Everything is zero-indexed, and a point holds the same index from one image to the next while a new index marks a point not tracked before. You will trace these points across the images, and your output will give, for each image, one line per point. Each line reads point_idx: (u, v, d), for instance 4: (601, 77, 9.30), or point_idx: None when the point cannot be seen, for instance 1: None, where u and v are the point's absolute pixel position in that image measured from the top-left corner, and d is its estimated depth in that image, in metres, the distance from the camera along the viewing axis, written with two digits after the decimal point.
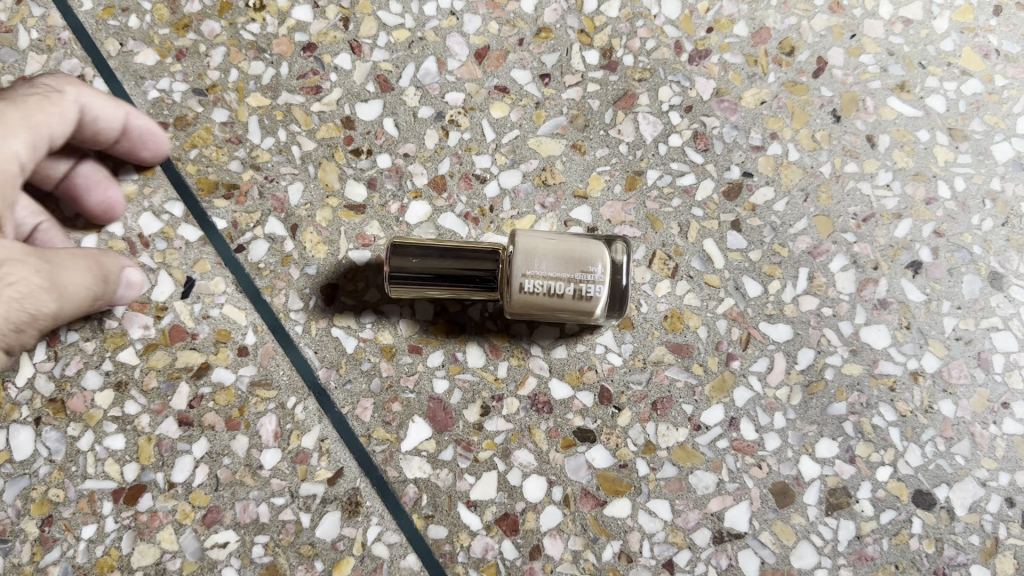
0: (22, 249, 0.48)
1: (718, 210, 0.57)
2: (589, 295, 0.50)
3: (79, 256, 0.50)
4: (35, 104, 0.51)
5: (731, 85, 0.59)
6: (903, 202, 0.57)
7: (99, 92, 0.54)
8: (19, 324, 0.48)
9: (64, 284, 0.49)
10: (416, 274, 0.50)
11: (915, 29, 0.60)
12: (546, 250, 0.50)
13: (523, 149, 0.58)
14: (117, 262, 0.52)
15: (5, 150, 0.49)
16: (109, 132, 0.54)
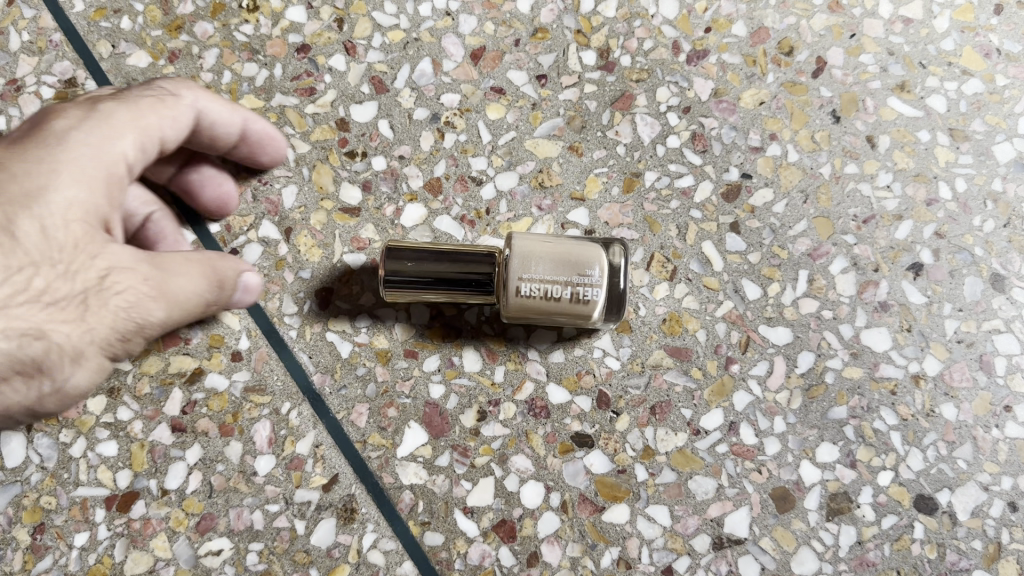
0: (134, 255, 0.45)
1: (716, 212, 0.56)
2: (587, 298, 0.49)
3: (192, 260, 0.47)
4: (147, 105, 0.49)
5: (730, 86, 0.58)
6: (903, 203, 0.57)
7: (216, 96, 0.53)
8: (128, 333, 0.46)
9: (173, 292, 0.46)
10: (411, 277, 0.49)
11: (915, 28, 0.60)
12: (543, 253, 0.49)
13: (519, 151, 0.57)
14: (235, 266, 0.49)
15: (116, 152, 0.46)
16: (226, 135, 0.53)
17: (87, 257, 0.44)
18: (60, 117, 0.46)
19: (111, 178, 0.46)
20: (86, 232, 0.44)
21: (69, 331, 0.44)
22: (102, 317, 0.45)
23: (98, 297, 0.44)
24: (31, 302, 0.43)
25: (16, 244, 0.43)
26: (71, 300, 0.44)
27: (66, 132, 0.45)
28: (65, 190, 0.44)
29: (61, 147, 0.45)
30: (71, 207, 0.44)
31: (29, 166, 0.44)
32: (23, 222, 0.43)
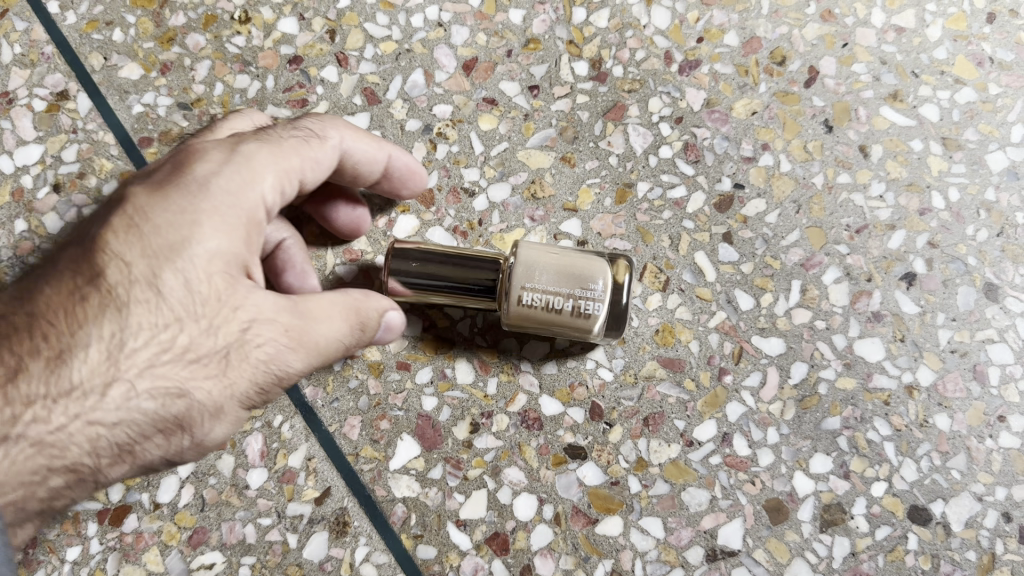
0: (276, 304, 0.44)
1: (709, 222, 0.56)
2: (588, 313, 0.49)
3: (337, 304, 0.46)
4: (291, 146, 0.47)
5: (722, 96, 0.58)
6: (896, 213, 0.57)
7: (363, 133, 0.52)
8: (268, 385, 0.44)
9: (316, 341, 0.45)
10: (413, 278, 0.50)
11: (908, 37, 0.60)
12: (548, 263, 0.49)
13: (512, 162, 0.57)
14: (380, 304, 0.48)
15: (257, 197, 0.45)
16: (371, 173, 0.53)
17: (231, 310, 0.43)
18: (202, 161, 0.44)
19: (253, 224, 0.44)
20: (228, 284, 0.43)
21: (211, 387, 0.43)
22: (242, 372, 0.43)
23: (240, 351, 0.43)
24: (176, 360, 0.42)
25: (160, 300, 0.42)
26: (214, 356, 0.43)
27: (207, 178, 0.44)
28: (208, 242, 0.42)
29: (203, 195, 0.43)
30: (213, 259, 0.43)
31: (171, 216, 0.42)
32: (166, 278, 0.42)
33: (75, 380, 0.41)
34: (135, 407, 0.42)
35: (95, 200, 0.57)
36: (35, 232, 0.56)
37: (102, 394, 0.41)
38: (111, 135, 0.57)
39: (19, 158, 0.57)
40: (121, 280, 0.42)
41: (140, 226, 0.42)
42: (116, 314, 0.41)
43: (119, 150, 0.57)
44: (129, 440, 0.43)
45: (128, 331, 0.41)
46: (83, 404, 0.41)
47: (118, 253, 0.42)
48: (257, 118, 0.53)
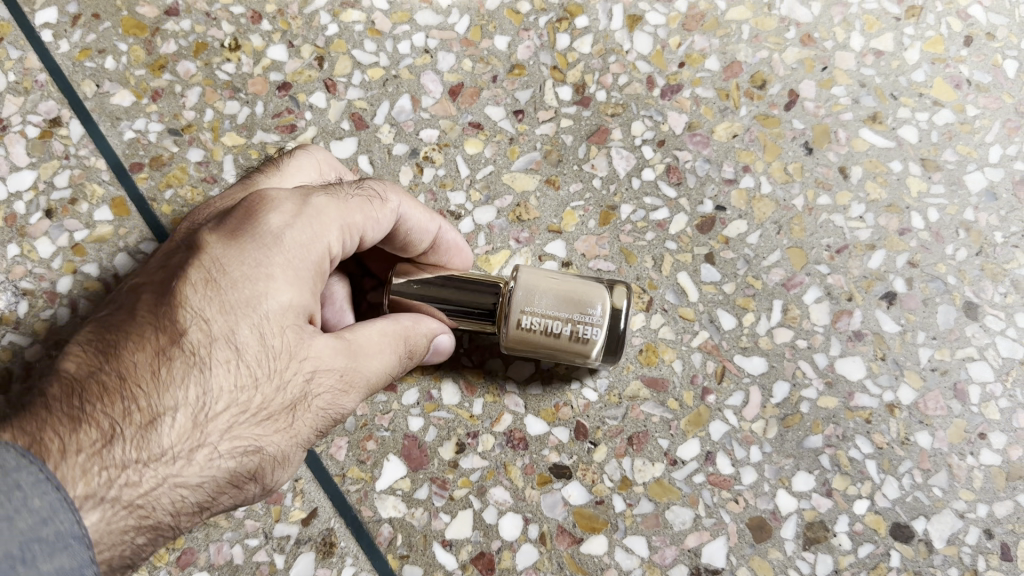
0: (337, 352, 0.44)
1: (691, 243, 0.57)
2: (586, 337, 0.49)
3: (385, 335, 0.47)
4: (357, 205, 0.47)
5: (703, 119, 0.59)
6: (876, 233, 0.58)
7: (417, 201, 0.51)
8: (326, 428, 0.45)
9: (369, 381, 0.46)
10: (414, 300, 0.50)
11: (886, 60, 0.61)
12: (547, 288, 0.49)
13: (497, 185, 0.58)
14: (429, 328, 0.49)
15: (324, 248, 0.45)
16: (420, 242, 0.52)
17: (300, 361, 0.43)
18: (274, 211, 0.44)
19: (319, 273, 0.45)
20: (299, 335, 0.43)
21: (280, 438, 0.43)
22: (307, 419, 0.44)
23: (306, 400, 0.43)
24: (254, 416, 0.42)
25: (240, 357, 0.41)
26: (284, 408, 0.43)
27: (281, 230, 0.44)
28: (281, 296, 0.43)
29: (277, 248, 0.43)
30: (286, 312, 0.43)
31: (247, 270, 0.42)
32: (243, 333, 0.42)
33: (164, 444, 0.40)
34: (218, 466, 0.41)
35: (87, 225, 0.57)
36: (28, 256, 0.57)
37: (189, 457, 0.40)
38: (102, 161, 0.58)
39: (12, 184, 0.58)
40: (203, 339, 0.41)
41: (220, 281, 0.42)
42: (201, 373, 0.40)
43: (110, 176, 0.58)
44: (207, 499, 0.42)
45: (212, 390, 0.41)
46: (170, 468, 0.40)
47: (198, 310, 0.41)
48: (321, 156, 0.55)
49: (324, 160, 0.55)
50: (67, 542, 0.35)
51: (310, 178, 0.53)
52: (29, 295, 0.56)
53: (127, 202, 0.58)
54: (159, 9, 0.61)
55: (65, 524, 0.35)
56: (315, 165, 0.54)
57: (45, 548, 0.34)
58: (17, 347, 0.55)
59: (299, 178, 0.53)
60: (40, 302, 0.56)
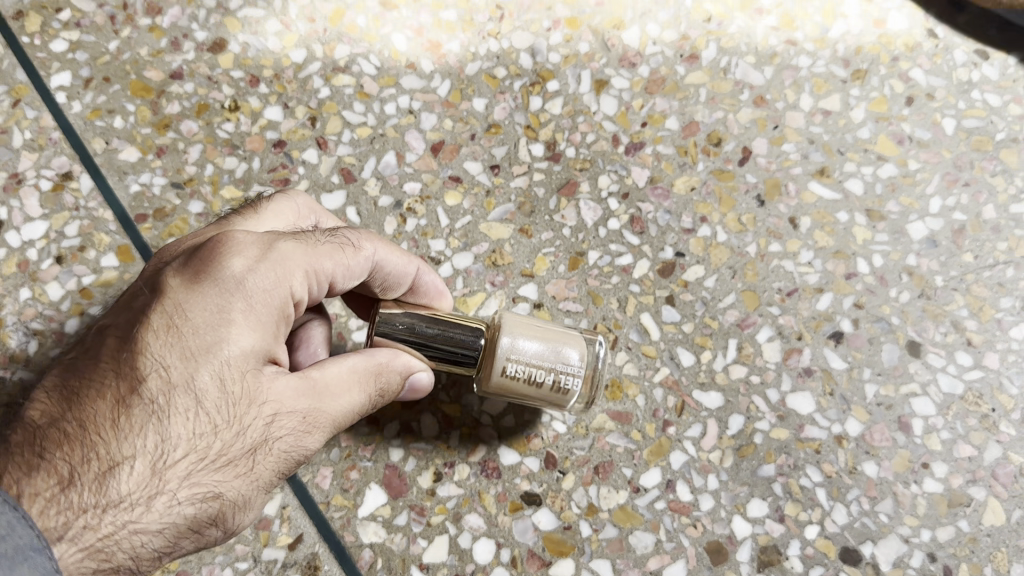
0: (299, 394, 0.45)
1: (653, 286, 0.61)
2: (565, 387, 0.53)
3: (355, 372, 0.48)
4: (325, 250, 0.49)
5: (664, 173, 0.65)
6: (824, 277, 0.62)
7: (394, 246, 0.54)
8: (287, 469, 0.46)
9: (332, 421, 0.47)
10: (399, 341, 0.51)
11: (834, 119, 0.68)
12: (532, 338, 0.53)
13: (474, 234, 0.63)
14: (405, 364, 0.51)
15: (287, 291, 0.46)
16: (400, 284, 0.55)
17: (260, 406, 0.44)
18: (236, 255, 0.45)
19: (281, 315, 0.46)
20: (259, 379, 0.44)
21: (241, 483, 0.44)
22: (267, 463, 0.45)
23: (266, 444, 0.44)
24: (213, 462, 0.42)
25: (200, 404, 0.42)
26: (245, 453, 0.44)
27: (243, 275, 0.45)
28: (241, 341, 0.44)
29: (238, 293, 0.44)
30: (247, 356, 0.44)
31: (207, 315, 0.43)
32: (203, 379, 0.42)
33: (121, 492, 0.40)
34: (177, 513, 0.42)
35: (94, 270, 0.62)
36: (38, 299, 0.61)
37: (148, 505, 0.41)
38: (110, 212, 0.63)
39: (25, 233, 0.63)
40: (162, 386, 0.42)
41: (179, 326, 0.43)
42: (159, 421, 0.41)
43: (117, 225, 0.63)
44: (167, 545, 0.42)
45: (170, 435, 0.41)
46: (129, 515, 0.40)
47: (158, 356, 0.42)
48: (301, 202, 0.57)
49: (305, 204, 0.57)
50: (27, 554, 0.35)
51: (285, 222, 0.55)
52: (40, 335, 0.61)
53: (132, 250, 0.63)
54: (164, 74, 0.68)
55: (23, 538, 0.35)
56: (292, 210, 0.56)
57: (5, 561, 0.34)
58: (26, 384, 0.59)
59: (274, 223, 0.55)
60: (49, 341, 0.60)
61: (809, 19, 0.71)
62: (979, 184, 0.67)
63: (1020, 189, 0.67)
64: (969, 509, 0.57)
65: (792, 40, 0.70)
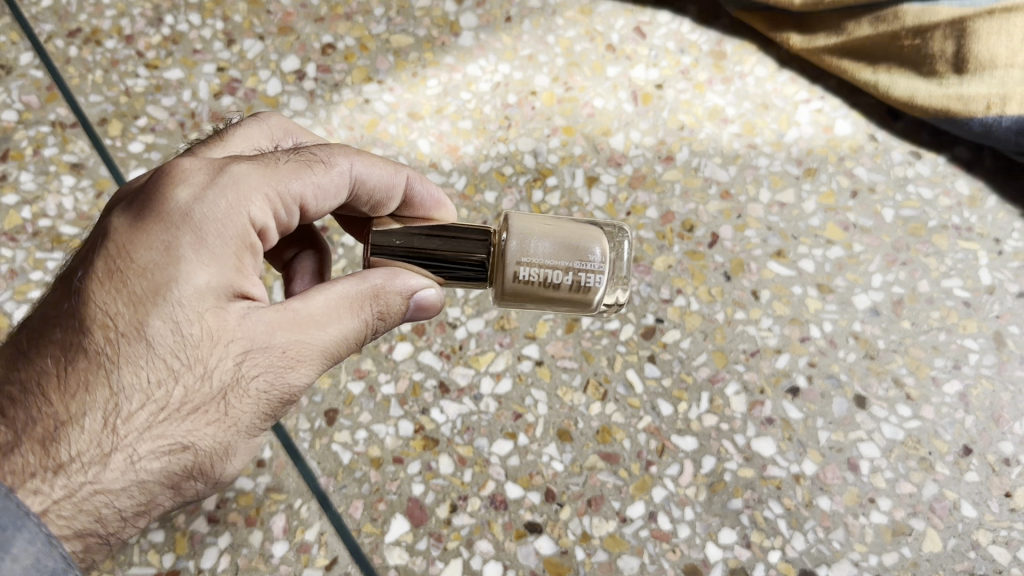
0: (266, 329, 0.53)
1: (637, 347, 0.73)
2: (585, 282, 0.61)
3: (343, 301, 0.56)
4: (288, 172, 0.58)
5: (646, 254, 0.77)
6: (782, 340, 0.74)
7: (370, 159, 0.63)
8: (267, 403, 0.55)
9: (317, 349, 0.55)
10: (399, 253, 0.61)
11: (789, 210, 0.80)
12: (546, 242, 0.62)
13: (486, 302, 0.75)
14: (405, 285, 0.59)
15: (244, 216, 0.54)
16: (388, 197, 0.65)
17: (223, 346, 0.52)
18: (180, 194, 0.53)
19: (239, 240, 0.54)
20: (217, 318, 0.52)
21: (213, 429, 0.53)
22: (237, 400, 0.53)
23: (235, 386, 0.53)
24: (176, 409, 0.51)
25: (153, 351, 0.51)
26: (210, 397, 0.52)
27: (188, 211, 0.53)
28: (195, 279, 0.52)
29: (185, 228, 0.52)
30: (200, 291, 0.52)
31: (155, 258, 0.51)
32: (155, 325, 0.51)
33: (83, 446, 0.49)
34: (140, 461, 0.51)
35: None
36: None
37: (108, 456, 0.50)
38: None
39: None
40: (113, 336, 0.50)
41: (126, 277, 0.51)
42: (112, 375, 0.50)
43: None
44: (138, 495, 0.52)
45: (123, 384, 0.50)
46: (93, 470, 0.49)
47: (107, 308, 0.50)
48: (273, 123, 0.68)
49: (279, 122, 0.68)
50: None
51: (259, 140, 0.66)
52: None
53: None
54: None
55: None
56: (267, 130, 0.67)
57: None
58: None
59: (245, 145, 0.65)
60: None
61: (767, 127, 0.85)
62: (915, 263, 0.79)
63: (949, 267, 0.79)
64: (910, 537, 0.66)
65: (752, 144, 0.84)
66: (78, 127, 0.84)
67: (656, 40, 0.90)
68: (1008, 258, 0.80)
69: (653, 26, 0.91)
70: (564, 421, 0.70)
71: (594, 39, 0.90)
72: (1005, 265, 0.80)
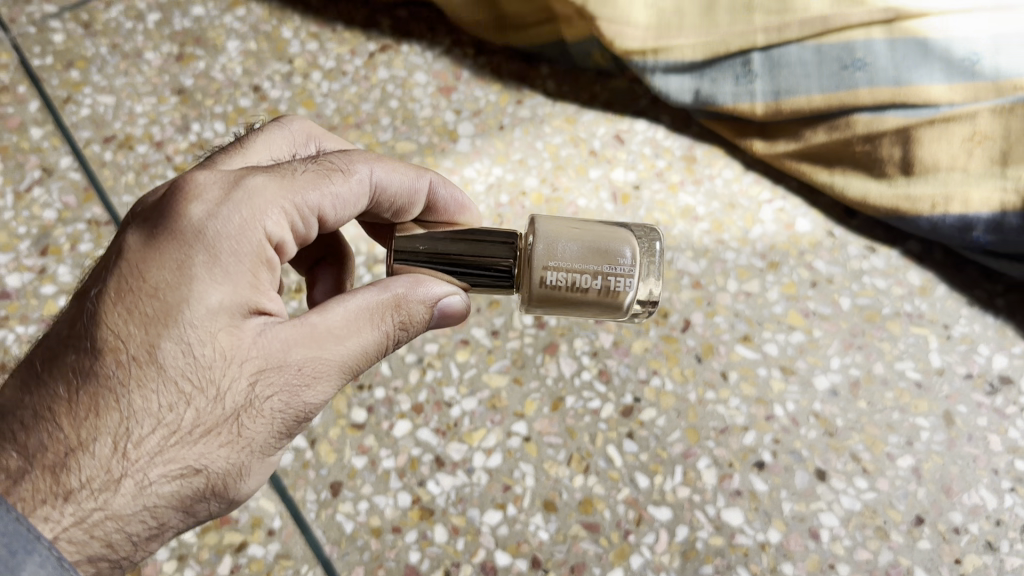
0: (279, 349, 0.57)
1: (616, 424, 0.80)
2: (612, 284, 0.66)
3: (361, 314, 0.61)
4: (305, 183, 0.62)
5: (625, 337, 0.85)
6: (749, 418, 0.81)
7: (387, 163, 0.67)
8: (279, 421, 0.59)
9: (336, 362, 0.60)
10: (422, 258, 0.67)
11: (754, 299, 0.89)
12: (573, 246, 0.66)
13: (479, 382, 0.82)
14: (426, 294, 0.64)
15: (259, 230, 0.58)
16: (409, 202, 0.69)
17: (235, 367, 0.56)
18: (194, 213, 0.57)
19: (253, 255, 0.58)
20: (229, 338, 0.56)
21: (223, 450, 0.56)
22: (249, 420, 0.57)
23: (248, 406, 0.56)
24: (187, 433, 0.54)
25: (166, 375, 0.54)
26: (223, 419, 0.56)
27: (201, 232, 0.56)
28: (208, 300, 0.55)
29: (198, 249, 0.56)
30: (212, 311, 0.55)
31: (168, 280, 0.55)
32: (167, 348, 0.54)
33: (96, 471, 0.52)
34: (151, 485, 0.54)
35: None
36: None
37: (120, 482, 0.53)
38: None
39: None
40: (126, 361, 0.53)
41: (139, 301, 0.54)
42: (125, 401, 0.53)
43: None
44: (149, 518, 0.55)
45: (134, 408, 0.53)
46: (106, 495, 0.52)
47: (121, 332, 0.54)
48: (295, 129, 0.74)
49: (302, 129, 0.75)
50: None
51: (283, 147, 0.73)
52: None
53: None
54: None
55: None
56: (290, 135, 0.74)
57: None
58: None
59: (268, 151, 0.72)
60: None
61: (734, 224, 0.95)
62: (871, 347, 0.87)
63: (902, 351, 0.87)
64: None
65: (721, 240, 0.93)
66: (112, 225, 0.93)
67: (633, 146, 1.01)
68: (956, 342, 0.88)
69: (632, 133, 1.02)
70: (550, 492, 0.77)
71: (578, 145, 1.00)
72: (954, 348, 0.87)
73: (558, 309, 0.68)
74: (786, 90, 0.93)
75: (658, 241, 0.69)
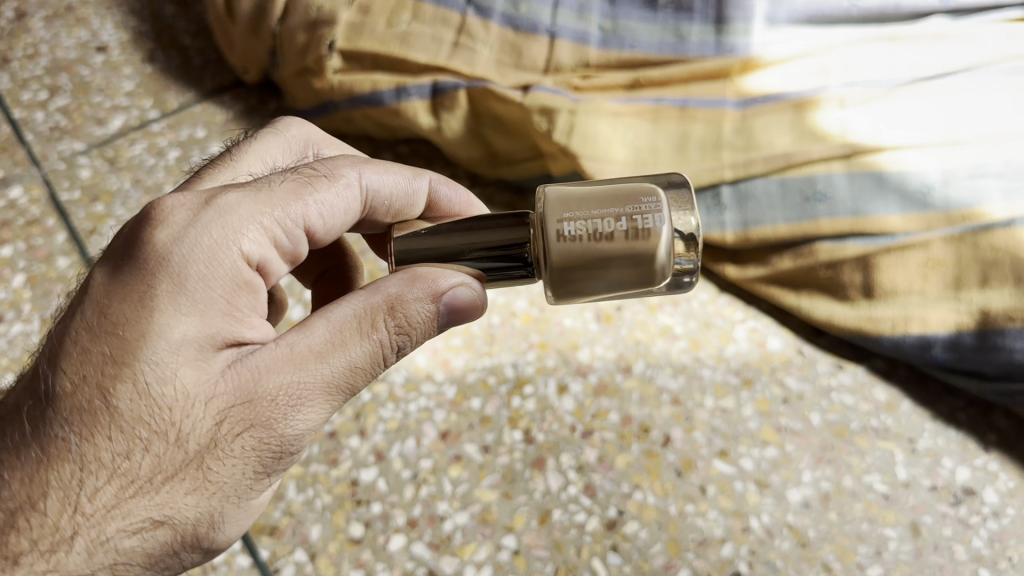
0: (244, 386, 0.61)
1: (601, 536, 0.85)
2: (638, 222, 0.64)
3: (346, 328, 0.64)
4: (283, 196, 0.66)
5: (609, 452, 0.91)
6: (726, 530, 0.86)
7: (374, 167, 0.74)
8: (250, 458, 0.62)
9: (322, 382, 0.63)
10: (425, 251, 0.71)
11: (730, 415, 0.95)
12: (589, 198, 0.66)
13: (471, 497, 0.87)
14: (425, 291, 0.66)
15: (227, 257, 0.62)
16: (396, 199, 0.77)
17: (198, 410, 0.60)
18: (159, 243, 0.61)
19: (226, 281, 0.62)
20: (190, 377, 0.60)
21: (187, 496, 0.60)
22: (212, 460, 0.61)
23: (211, 447, 0.60)
24: (144, 483, 0.59)
25: (120, 424, 0.58)
26: (183, 465, 0.60)
27: (163, 264, 0.60)
28: (171, 338, 0.59)
29: (160, 283, 0.60)
30: (173, 346, 0.59)
31: (128, 321, 0.59)
32: (124, 397, 0.58)
33: (54, 523, 0.58)
34: (108, 534, 0.59)
35: None
36: None
37: (76, 533, 0.58)
38: None
39: None
40: (83, 410, 0.58)
41: (98, 346, 0.59)
42: (79, 452, 0.58)
43: None
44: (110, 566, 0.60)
45: (88, 460, 0.58)
46: (63, 548, 0.58)
47: (81, 379, 0.59)
48: (292, 135, 0.83)
49: (301, 136, 0.84)
50: None
51: (278, 156, 0.81)
52: None
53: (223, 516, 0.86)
54: None
55: None
56: (286, 142, 0.83)
57: None
58: None
59: (267, 159, 0.80)
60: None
61: (710, 343, 1.01)
62: (840, 461, 0.92)
63: (870, 464, 0.92)
64: None
65: (698, 358, 1.00)
66: None
67: None
68: (921, 455, 0.93)
69: None
70: None
71: None
72: (919, 461, 0.93)
73: (589, 272, 0.65)
74: (753, 221, 1.00)
75: (685, 190, 0.70)
